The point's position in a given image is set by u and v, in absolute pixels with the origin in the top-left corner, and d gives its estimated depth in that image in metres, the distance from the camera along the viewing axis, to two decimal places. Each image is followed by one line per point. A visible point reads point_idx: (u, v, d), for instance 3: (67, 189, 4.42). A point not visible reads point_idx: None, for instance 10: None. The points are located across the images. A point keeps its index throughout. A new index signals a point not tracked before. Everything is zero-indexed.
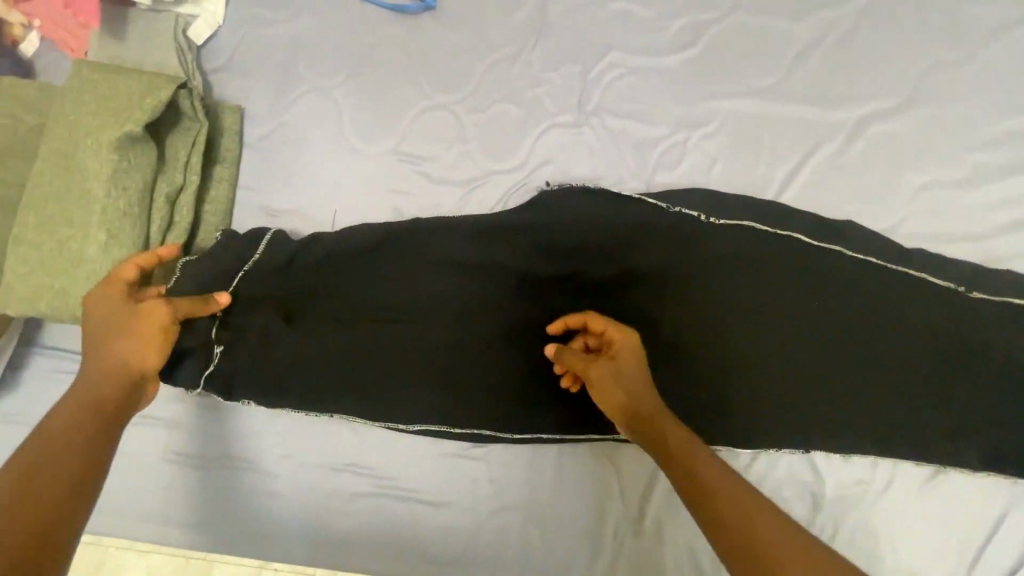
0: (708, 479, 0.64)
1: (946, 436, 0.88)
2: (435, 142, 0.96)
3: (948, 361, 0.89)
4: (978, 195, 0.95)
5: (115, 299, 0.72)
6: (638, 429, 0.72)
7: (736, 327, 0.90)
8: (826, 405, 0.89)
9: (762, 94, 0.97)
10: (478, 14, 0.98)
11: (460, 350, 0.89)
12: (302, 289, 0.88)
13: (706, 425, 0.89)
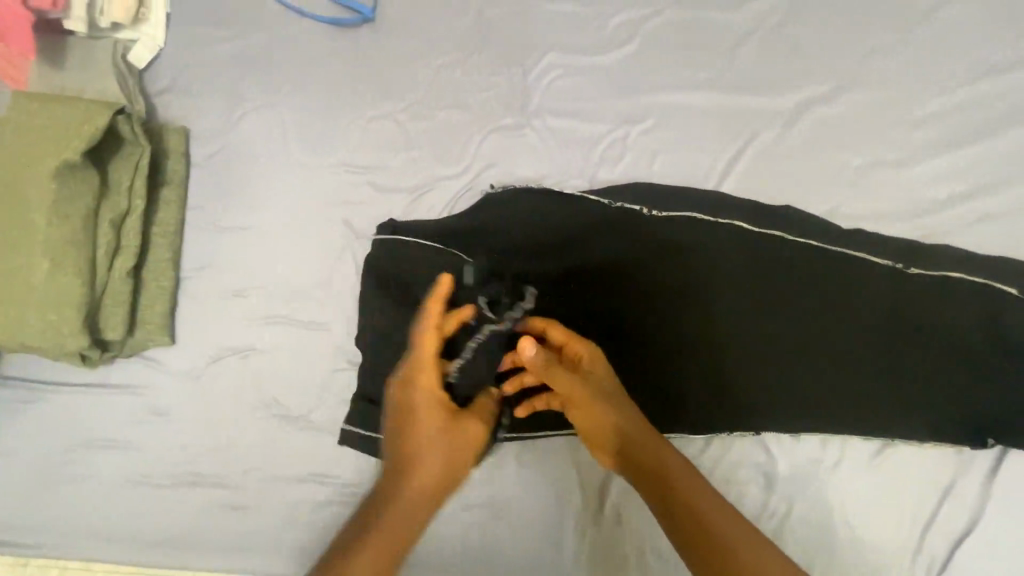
0: (706, 509, 0.67)
1: (890, 410, 0.91)
2: (381, 151, 0.96)
3: (889, 337, 0.92)
4: (915, 173, 0.97)
5: (437, 396, 0.70)
6: (630, 454, 0.74)
7: (687, 319, 0.93)
8: (775, 387, 0.92)
9: (699, 88, 0.98)
10: (416, 23, 0.99)
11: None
12: (371, 308, 0.90)
13: (660, 413, 0.92)
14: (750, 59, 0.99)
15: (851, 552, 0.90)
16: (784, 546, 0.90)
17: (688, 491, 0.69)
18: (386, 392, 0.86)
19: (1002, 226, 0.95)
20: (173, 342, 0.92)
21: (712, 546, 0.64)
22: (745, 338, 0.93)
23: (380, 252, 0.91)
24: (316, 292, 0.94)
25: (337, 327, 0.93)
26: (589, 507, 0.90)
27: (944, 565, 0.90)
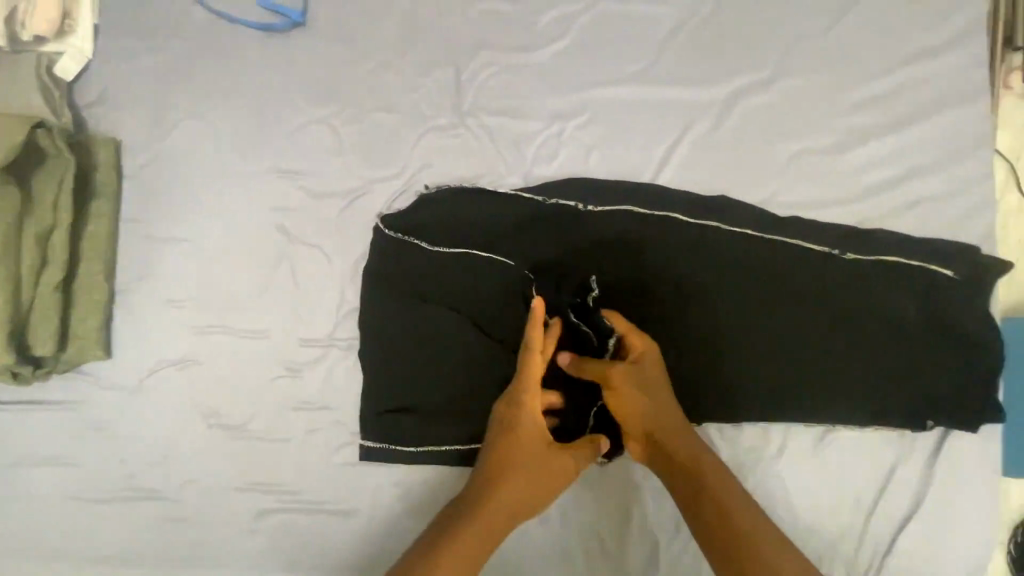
0: (734, 505, 0.74)
1: (831, 396, 0.92)
2: (316, 157, 0.96)
3: (826, 323, 0.92)
4: (851, 158, 0.97)
5: (538, 429, 0.80)
6: (662, 446, 0.80)
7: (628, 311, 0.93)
8: (716, 378, 0.92)
9: (632, 81, 0.98)
10: (347, 26, 0.99)
11: (370, 360, 0.91)
12: (374, 313, 0.91)
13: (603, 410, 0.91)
14: (684, 49, 0.99)
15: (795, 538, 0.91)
16: None
17: (719, 486, 0.75)
18: (408, 393, 0.90)
19: (936, 208, 0.96)
20: (109, 356, 0.91)
21: (733, 536, 0.71)
22: (685, 330, 0.93)
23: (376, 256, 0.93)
24: (253, 300, 0.93)
25: (276, 333, 0.92)
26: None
27: (888, 546, 0.91)
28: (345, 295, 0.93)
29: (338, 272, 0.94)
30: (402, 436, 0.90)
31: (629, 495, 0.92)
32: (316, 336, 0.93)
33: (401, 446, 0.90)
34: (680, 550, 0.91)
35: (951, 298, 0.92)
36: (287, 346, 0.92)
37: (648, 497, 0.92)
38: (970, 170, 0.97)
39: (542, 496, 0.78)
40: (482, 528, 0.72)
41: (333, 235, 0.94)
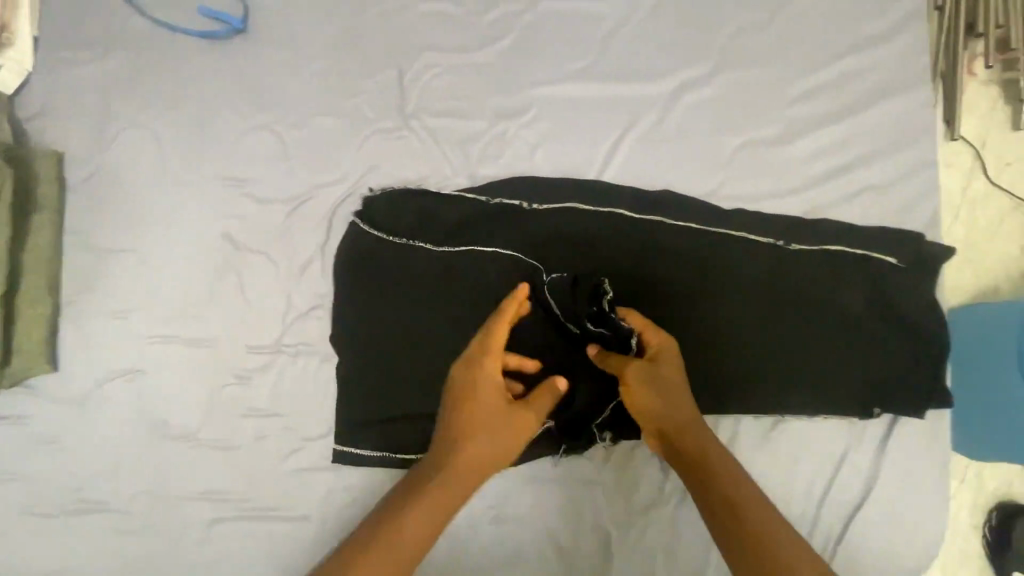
0: (750, 507, 0.66)
1: (782, 387, 0.91)
2: (260, 164, 0.96)
3: (776, 314, 0.92)
4: (795, 149, 0.97)
5: (496, 389, 0.77)
6: (679, 447, 0.75)
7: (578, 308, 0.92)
8: None
9: (576, 78, 0.98)
10: (289, 29, 0.98)
11: (353, 364, 0.91)
12: (357, 316, 0.91)
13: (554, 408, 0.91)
14: (629, 44, 0.99)
15: None
16: (680, 528, 0.91)
17: (735, 488, 0.68)
18: (398, 398, 0.90)
19: (880, 197, 0.97)
20: (55, 368, 0.91)
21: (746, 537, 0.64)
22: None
23: (356, 259, 0.92)
24: (201, 308, 0.93)
25: (224, 340, 0.93)
26: (494, 497, 0.92)
27: (841, 535, 0.91)
28: (292, 301, 0.93)
29: (285, 278, 0.93)
30: (390, 440, 0.89)
31: (583, 490, 0.92)
32: (264, 342, 0.93)
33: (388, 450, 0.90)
34: (634, 545, 0.91)
35: (893, 286, 0.93)
36: (235, 354, 0.92)
37: (601, 490, 0.92)
38: (915, 157, 0.98)
39: (502, 454, 0.74)
40: (436, 499, 0.69)
41: (279, 241, 0.94)
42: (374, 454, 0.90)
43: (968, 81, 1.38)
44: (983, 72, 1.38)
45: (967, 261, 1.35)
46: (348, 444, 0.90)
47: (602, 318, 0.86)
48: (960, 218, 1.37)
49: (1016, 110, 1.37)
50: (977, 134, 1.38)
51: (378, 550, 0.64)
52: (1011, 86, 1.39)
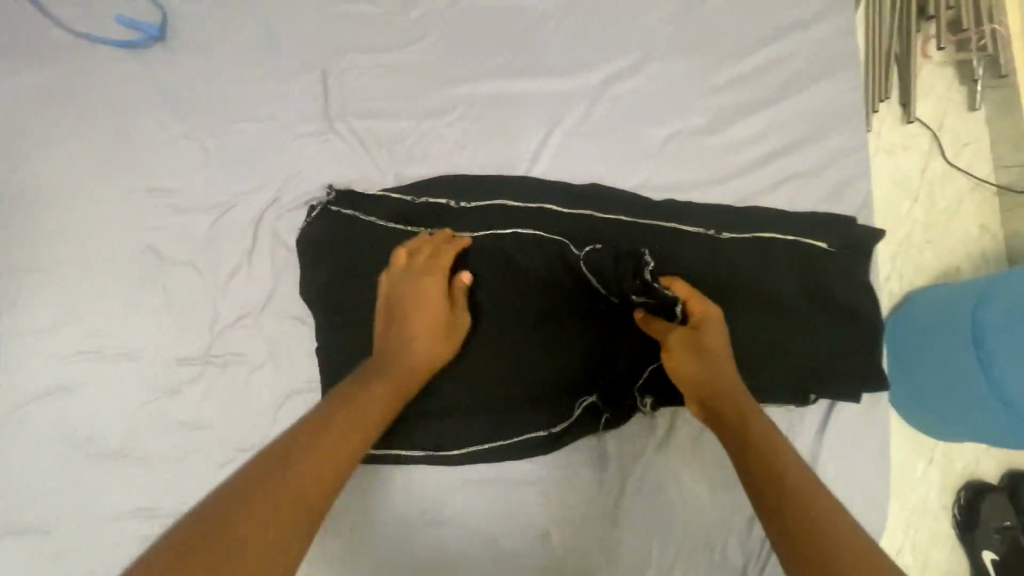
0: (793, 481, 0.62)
1: None
2: (184, 173, 0.94)
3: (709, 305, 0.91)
4: (720, 138, 0.98)
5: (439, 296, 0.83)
6: (717, 413, 0.73)
7: (513, 307, 0.90)
8: (596, 370, 0.91)
9: (500, 75, 0.98)
10: (211, 38, 0.97)
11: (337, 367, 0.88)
12: (339, 318, 0.89)
13: (489, 409, 0.91)
14: (555, 40, 0.99)
15: (688, 522, 0.92)
16: (621, 523, 0.91)
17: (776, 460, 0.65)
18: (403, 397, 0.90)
19: (806, 183, 0.97)
20: None
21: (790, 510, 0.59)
22: (572, 324, 0.91)
23: (331, 262, 0.91)
24: (127, 321, 0.92)
25: (152, 353, 0.91)
26: (433, 498, 0.92)
27: None
28: (219, 310, 0.92)
29: (211, 287, 0.92)
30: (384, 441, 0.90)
31: (522, 487, 0.92)
32: (193, 353, 0.91)
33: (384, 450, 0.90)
34: (574, 540, 0.91)
35: (824, 270, 0.93)
36: (162, 367, 0.91)
37: (540, 487, 0.92)
38: (842, 142, 0.98)
39: (441, 355, 0.83)
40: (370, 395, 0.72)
41: (204, 250, 0.93)
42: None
43: (923, 64, 1.38)
44: (937, 53, 1.38)
45: (926, 242, 1.33)
46: None
47: (643, 284, 0.82)
48: (918, 199, 1.35)
49: (972, 90, 1.38)
50: (935, 115, 1.38)
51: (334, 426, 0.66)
52: (965, 65, 1.39)
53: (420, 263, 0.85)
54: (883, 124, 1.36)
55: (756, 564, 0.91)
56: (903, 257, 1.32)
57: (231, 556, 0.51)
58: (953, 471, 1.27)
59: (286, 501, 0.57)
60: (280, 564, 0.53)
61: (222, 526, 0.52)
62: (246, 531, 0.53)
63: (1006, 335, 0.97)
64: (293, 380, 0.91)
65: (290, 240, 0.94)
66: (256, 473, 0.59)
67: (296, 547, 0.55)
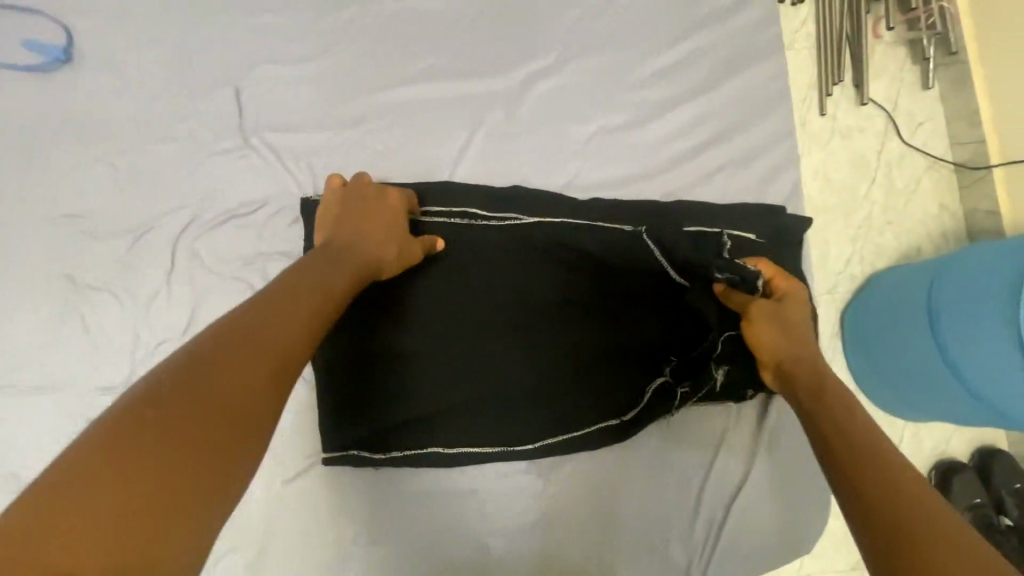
0: (871, 455, 0.62)
1: (672, 379, 0.92)
2: (96, 197, 0.91)
3: (664, 306, 0.91)
4: (646, 133, 0.96)
5: (393, 224, 0.82)
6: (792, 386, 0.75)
7: (489, 314, 0.89)
8: (559, 377, 0.90)
9: (419, 80, 0.95)
10: (119, 56, 0.94)
11: (353, 371, 0.88)
12: (351, 320, 0.88)
13: (457, 421, 0.89)
14: (474, 40, 0.97)
15: (634, 518, 0.91)
16: (566, 525, 0.90)
17: (854, 437, 0.64)
18: (426, 395, 0.88)
19: (735, 174, 0.97)
20: None
21: (870, 485, 0.59)
22: (535, 329, 0.90)
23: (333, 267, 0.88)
24: (46, 353, 0.89)
25: (73, 384, 0.89)
26: (373, 510, 0.89)
27: (722, 515, 0.91)
28: (140, 337, 0.90)
29: (132, 313, 0.90)
30: (405, 440, 0.88)
31: (463, 496, 0.90)
32: (116, 382, 0.89)
33: (401, 450, 0.88)
34: (519, 546, 0.90)
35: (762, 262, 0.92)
36: (84, 398, 0.88)
37: (481, 493, 0.90)
38: (766, 131, 0.99)
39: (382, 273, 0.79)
40: (329, 286, 0.68)
41: (123, 276, 0.91)
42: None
43: (875, 44, 1.35)
44: (888, 34, 1.34)
45: (886, 224, 1.31)
46: (349, 447, 0.87)
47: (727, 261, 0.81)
48: (875, 181, 1.32)
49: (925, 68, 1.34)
50: (889, 96, 1.35)
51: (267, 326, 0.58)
52: (917, 45, 1.36)
53: (379, 193, 0.84)
54: (838, 107, 1.33)
55: (701, 560, 0.91)
56: (863, 240, 1.31)
57: (175, 433, 0.47)
58: (922, 450, 1.29)
59: (236, 386, 0.52)
60: (234, 444, 0.50)
61: (168, 403, 0.48)
62: (192, 409, 0.49)
63: (955, 308, 1.01)
64: None
65: (211, 260, 0.91)
66: (202, 352, 0.54)
67: (252, 427, 0.52)
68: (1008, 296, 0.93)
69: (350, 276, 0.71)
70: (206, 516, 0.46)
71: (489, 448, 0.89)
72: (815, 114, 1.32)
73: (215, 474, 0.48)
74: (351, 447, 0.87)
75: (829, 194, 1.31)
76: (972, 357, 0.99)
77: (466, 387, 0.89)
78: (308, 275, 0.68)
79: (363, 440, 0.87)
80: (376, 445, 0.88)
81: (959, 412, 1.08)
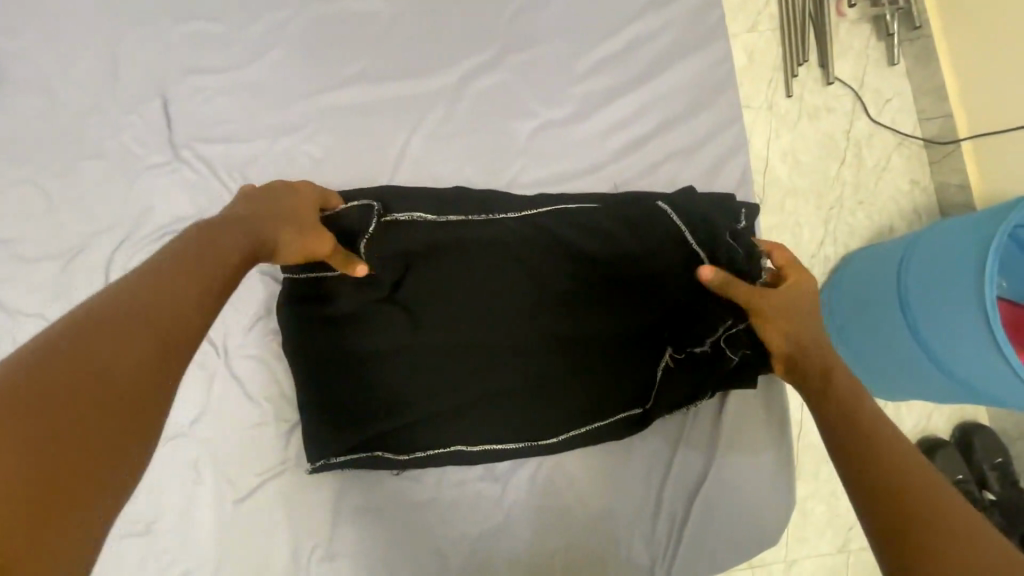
0: (887, 450, 0.61)
1: (682, 369, 0.89)
2: (23, 221, 0.88)
3: (674, 288, 0.86)
4: (591, 125, 0.94)
5: (303, 215, 0.72)
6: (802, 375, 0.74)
7: (454, 319, 0.85)
8: (564, 374, 0.88)
9: (354, 82, 0.93)
10: (39, 73, 0.91)
11: (353, 378, 0.84)
12: (351, 324, 0.83)
13: (460, 421, 0.86)
14: (409, 40, 0.94)
15: (601, 516, 0.89)
16: (532, 527, 0.88)
17: (870, 432, 0.63)
18: (433, 399, 0.85)
19: (687, 163, 0.95)
20: None
21: (880, 480, 0.58)
22: (536, 321, 0.87)
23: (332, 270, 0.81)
24: None
25: None
26: (324, 532, 0.86)
27: (683, 516, 0.89)
28: None
29: None
30: (408, 443, 0.85)
31: (420, 508, 0.87)
32: None
33: (404, 454, 0.85)
34: (478, 559, 0.87)
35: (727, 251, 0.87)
36: None
37: (437, 506, 0.88)
38: (715, 118, 0.97)
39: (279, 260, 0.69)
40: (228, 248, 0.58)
41: (56, 299, 0.87)
42: (190, 503, 0.85)
43: (838, 22, 1.32)
44: (851, 11, 1.31)
45: (858, 204, 1.29)
46: (342, 454, 0.84)
47: (728, 242, 0.84)
48: (844, 161, 1.30)
49: (890, 44, 1.31)
50: (854, 74, 1.32)
51: (180, 277, 0.51)
52: (881, 21, 1.33)
53: (291, 185, 0.74)
54: (804, 88, 1.30)
55: (663, 562, 0.89)
56: (835, 221, 1.28)
57: (54, 425, 0.39)
58: (903, 428, 1.27)
59: (121, 360, 0.43)
60: (125, 437, 0.42)
61: (46, 392, 0.39)
62: (68, 403, 0.40)
63: (925, 294, 1.00)
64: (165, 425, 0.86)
65: None
66: (80, 323, 0.43)
67: (150, 403, 0.44)
68: (976, 278, 0.92)
69: (255, 243, 0.62)
70: (107, 512, 0.40)
71: (496, 449, 0.86)
72: (780, 96, 1.30)
73: (114, 466, 0.41)
74: (351, 452, 0.84)
75: (795, 176, 1.28)
76: (945, 341, 0.97)
77: (468, 388, 0.86)
78: (208, 242, 0.57)
79: (358, 444, 0.84)
80: (372, 449, 0.84)
81: (925, 394, 1.08)
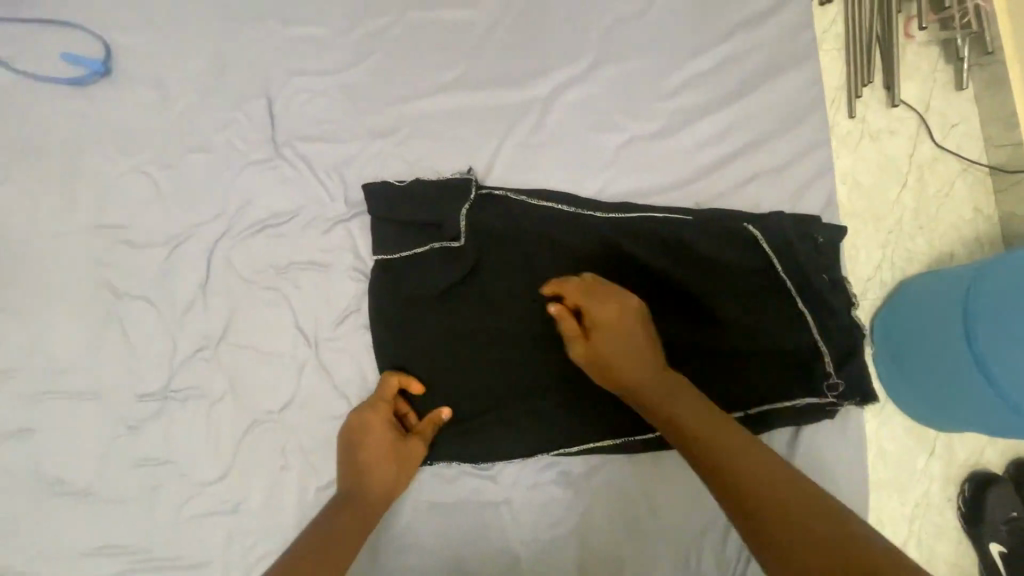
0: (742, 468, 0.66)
1: (755, 388, 0.88)
2: (133, 207, 0.93)
3: (754, 301, 0.89)
4: (676, 141, 0.95)
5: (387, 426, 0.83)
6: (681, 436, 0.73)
7: (533, 316, 0.88)
8: None
9: (448, 89, 0.96)
10: (156, 70, 0.96)
11: (438, 365, 0.88)
12: (442, 310, 0.88)
13: (535, 413, 0.88)
14: (498, 51, 0.97)
15: (670, 523, 0.90)
16: (600, 530, 0.89)
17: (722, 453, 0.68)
18: (513, 391, 0.88)
19: (768, 183, 0.95)
20: None
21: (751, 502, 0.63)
22: None
23: (426, 248, 0.88)
24: (82, 361, 0.89)
25: (107, 391, 0.89)
26: (396, 521, 0.88)
27: None
28: (177, 345, 0.90)
29: (169, 322, 0.91)
30: (486, 428, 0.88)
31: (487, 504, 0.89)
32: (151, 390, 0.89)
33: (483, 434, 0.88)
34: (544, 559, 0.89)
35: (806, 264, 0.89)
36: (120, 404, 0.89)
37: (505, 505, 0.89)
38: (799, 139, 0.97)
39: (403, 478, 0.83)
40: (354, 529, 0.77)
41: (160, 284, 0.91)
42: (274, 487, 0.88)
43: (907, 45, 1.31)
44: (920, 34, 1.30)
45: (921, 229, 1.27)
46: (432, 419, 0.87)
47: (826, 282, 0.89)
48: (910, 184, 1.28)
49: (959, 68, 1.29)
50: (922, 97, 1.30)
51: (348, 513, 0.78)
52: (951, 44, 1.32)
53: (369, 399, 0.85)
54: (868, 109, 1.29)
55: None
56: (895, 246, 1.26)
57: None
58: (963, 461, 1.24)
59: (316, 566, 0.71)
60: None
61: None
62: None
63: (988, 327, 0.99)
64: (254, 410, 0.89)
65: (245, 269, 0.92)
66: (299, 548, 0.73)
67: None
68: None
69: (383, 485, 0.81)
70: None
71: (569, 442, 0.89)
72: (844, 116, 1.29)
73: None
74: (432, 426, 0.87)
75: (857, 197, 1.27)
76: (1010, 377, 0.97)
77: (545, 382, 0.89)
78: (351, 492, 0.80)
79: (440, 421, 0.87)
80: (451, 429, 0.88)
81: (969, 420, 1.06)
